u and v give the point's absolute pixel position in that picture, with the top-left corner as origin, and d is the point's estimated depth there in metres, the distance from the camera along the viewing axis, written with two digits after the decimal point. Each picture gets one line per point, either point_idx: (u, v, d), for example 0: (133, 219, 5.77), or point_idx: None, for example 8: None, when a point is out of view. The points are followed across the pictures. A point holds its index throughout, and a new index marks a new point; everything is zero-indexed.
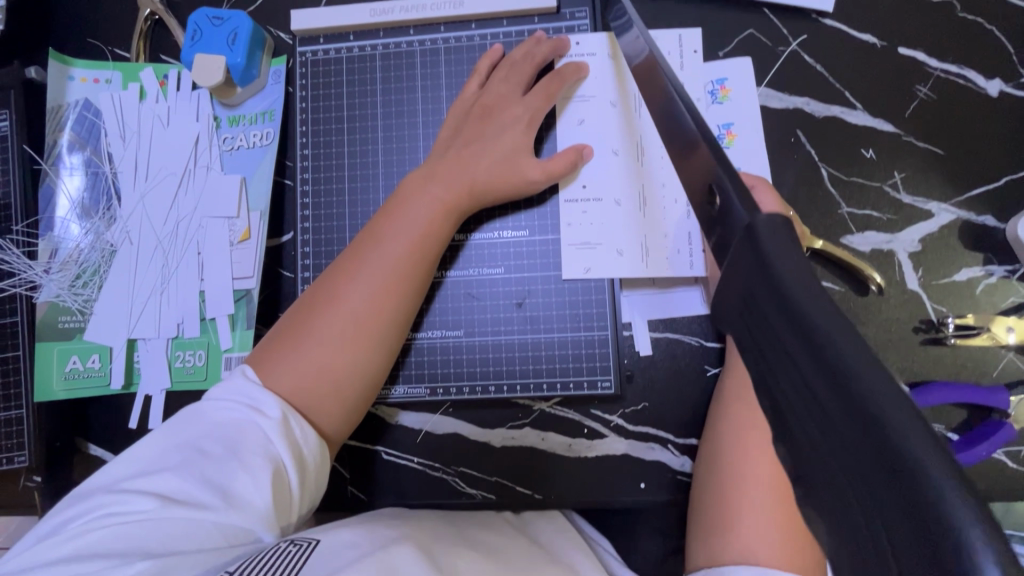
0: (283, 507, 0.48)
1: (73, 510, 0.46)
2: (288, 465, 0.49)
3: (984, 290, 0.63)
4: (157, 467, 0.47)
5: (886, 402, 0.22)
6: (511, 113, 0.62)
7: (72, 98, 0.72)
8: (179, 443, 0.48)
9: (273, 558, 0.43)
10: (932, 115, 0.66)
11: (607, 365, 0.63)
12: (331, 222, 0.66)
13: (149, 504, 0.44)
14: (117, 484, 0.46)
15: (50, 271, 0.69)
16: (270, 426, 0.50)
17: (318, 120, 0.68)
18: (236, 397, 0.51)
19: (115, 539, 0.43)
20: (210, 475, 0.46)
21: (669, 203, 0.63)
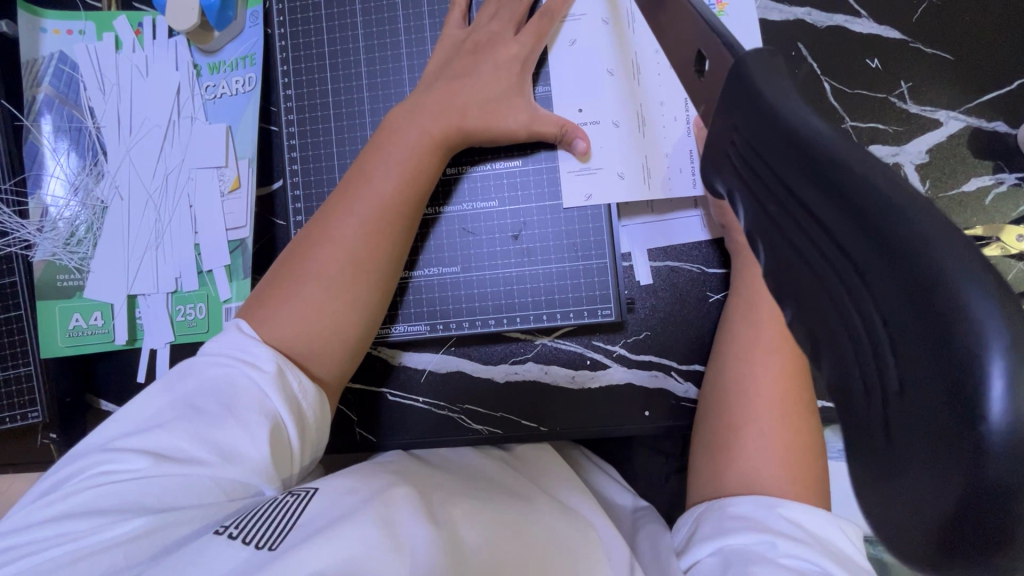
0: (282, 459, 0.49)
1: (72, 467, 0.47)
2: (286, 418, 0.50)
3: (994, 200, 0.61)
4: (151, 425, 0.47)
5: (925, 230, 0.18)
6: (504, 52, 0.59)
7: (46, 52, 0.70)
8: (172, 399, 0.48)
9: (271, 512, 0.44)
10: (943, 17, 0.62)
11: (607, 294, 0.62)
12: (320, 162, 0.65)
13: (143, 463, 0.45)
14: (112, 442, 0.47)
15: (43, 230, 0.69)
16: (264, 380, 0.49)
17: (299, 58, 0.66)
18: (230, 352, 0.51)
19: (110, 497, 0.44)
20: (203, 430, 0.46)
21: (668, 121, 0.61)
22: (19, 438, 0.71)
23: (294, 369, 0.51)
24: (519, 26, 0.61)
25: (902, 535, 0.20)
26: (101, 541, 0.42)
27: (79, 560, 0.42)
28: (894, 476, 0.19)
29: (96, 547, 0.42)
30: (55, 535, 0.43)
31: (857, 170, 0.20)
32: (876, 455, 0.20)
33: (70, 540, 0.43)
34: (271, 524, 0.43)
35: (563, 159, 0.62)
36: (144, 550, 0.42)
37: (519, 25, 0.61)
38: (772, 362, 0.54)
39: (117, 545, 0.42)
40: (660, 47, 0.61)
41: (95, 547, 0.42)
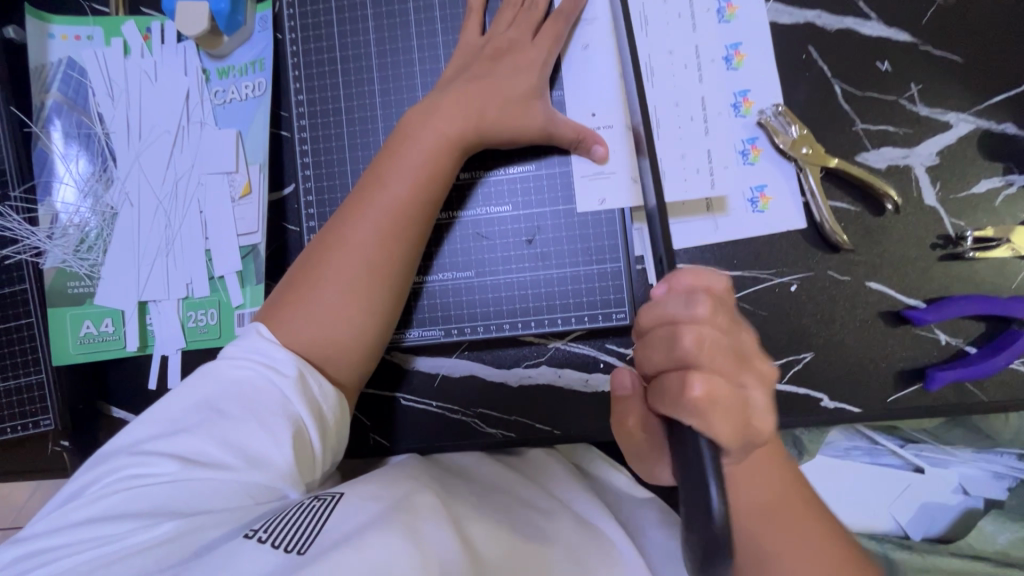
0: (306, 464, 0.49)
1: (99, 470, 0.47)
2: (307, 422, 0.50)
3: (1004, 201, 0.62)
4: (177, 429, 0.48)
5: None
6: (522, 57, 0.60)
7: (54, 57, 0.69)
8: (197, 403, 0.49)
9: (300, 516, 0.44)
10: (952, 20, 0.62)
11: (621, 298, 0.62)
12: (332, 168, 0.65)
13: (170, 467, 0.46)
14: (138, 446, 0.48)
15: (52, 237, 0.69)
16: (286, 384, 0.50)
17: (311, 63, 0.66)
18: (252, 356, 0.51)
19: (140, 500, 0.45)
20: (229, 435, 0.47)
21: None
22: (28, 446, 0.71)
23: (314, 372, 0.52)
24: (535, 32, 0.61)
25: None
26: (131, 545, 0.43)
27: (110, 565, 0.42)
28: None
29: (126, 551, 0.43)
30: (85, 540, 0.43)
31: None
32: None
33: (101, 545, 0.43)
34: (300, 528, 0.43)
35: (577, 163, 0.62)
36: (174, 554, 0.42)
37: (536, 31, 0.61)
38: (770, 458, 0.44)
39: (147, 548, 0.43)
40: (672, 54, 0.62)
41: (126, 551, 0.43)
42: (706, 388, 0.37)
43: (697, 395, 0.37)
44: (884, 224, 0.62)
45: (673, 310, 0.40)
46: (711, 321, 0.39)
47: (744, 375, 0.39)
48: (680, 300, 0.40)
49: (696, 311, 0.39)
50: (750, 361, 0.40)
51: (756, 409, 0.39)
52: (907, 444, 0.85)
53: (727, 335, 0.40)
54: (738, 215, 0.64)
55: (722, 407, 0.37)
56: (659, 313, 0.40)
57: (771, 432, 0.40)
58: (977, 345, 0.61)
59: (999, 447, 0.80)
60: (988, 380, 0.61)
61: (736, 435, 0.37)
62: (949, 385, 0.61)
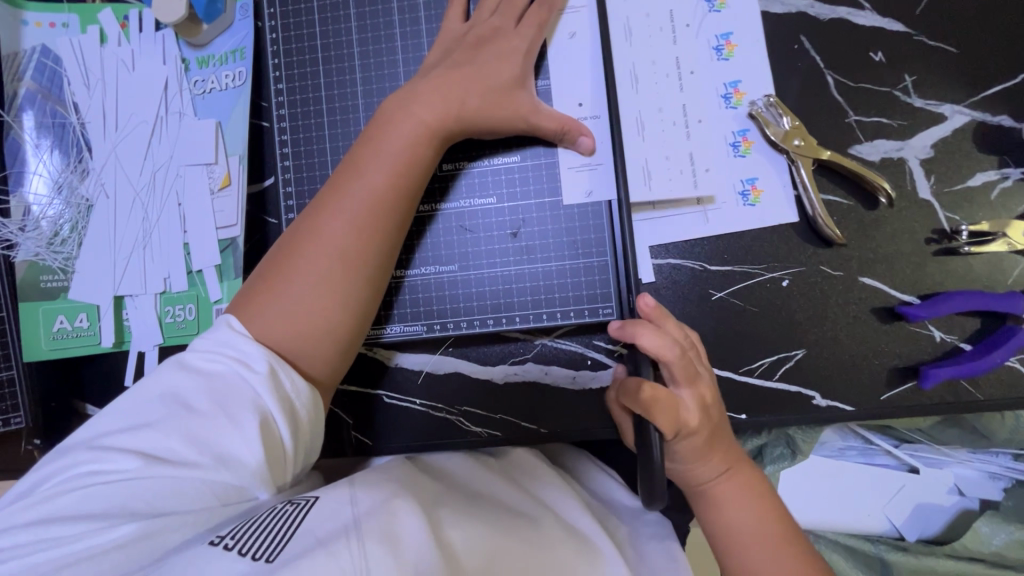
0: (276, 463, 0.47)
1: (57, 464, 0.46)
2: (278, 419, 0.48)
3: (999, 195, 0.60)
4: (142, 424, 0.46)
5: None
6: (506, 45, 0.58)
7: (28, 45, 0.67)
8: (163, 397, 0.47)
9: (269, 522, 0.43)
10: (947, 10, 0.61)
11: (608, 292, 0.60)
12: (313, 158, 0.63)
13: (132, 464, 0.44)
14: (99, 440, 0.46)
15: (25, 230, 0.67)
16: (257, 381, 0.48)
17: (292, 52, 0.64)
18: (223, 350, 0.49)
19: (98, 499, 0.43)
20: (195, 431, 0.45)
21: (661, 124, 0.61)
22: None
23: (286, 367, 0.50)
24: (518, 18, 0.60)
25: None
26: (90, 546, 0.42)
27: (67, 566, 0.42)
28: None
29: (85, 553, 0.42)
30: (41, 539, 0.42)
31: None
32: None
33: (57, 545, 0.42)
34: (267, 534, 0.42)
35: (564, 154, 0.61)
36: (135, 558, 0.43)
37: (519, 17, 0.60)
38: (737, 484, 0.53)
39: (106, 551, 0.42)
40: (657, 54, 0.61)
41: (84, 552, 0.42)
42: (653, 391, 0.47)
43: (647, 395, 0.47)
44: (877, 218, 0.61)
45: (643, 338, 0.50)
46: (676, 358, 0.50)
47: (685, 388, 0.50)
48: (654, 336, 0.50)
49: (660, 339, 0.50)
50: (696, 385, 0.51)
51: (687, 413, 0.49)
52: (902, 444, 0.83)
53: (687, 362, 0.50)
54: (728, 208, 0.62)
55: (665, 406, 0.47)
56: (629, 335, 0.50)
57: (703, 427, 0.50)
58: (972, 342, 0.60)
59: (995, 447, 0.79)
60: (984, 378, 0.60)
61: (672, 427, 0.48)
62: (943, 383, 0.60)
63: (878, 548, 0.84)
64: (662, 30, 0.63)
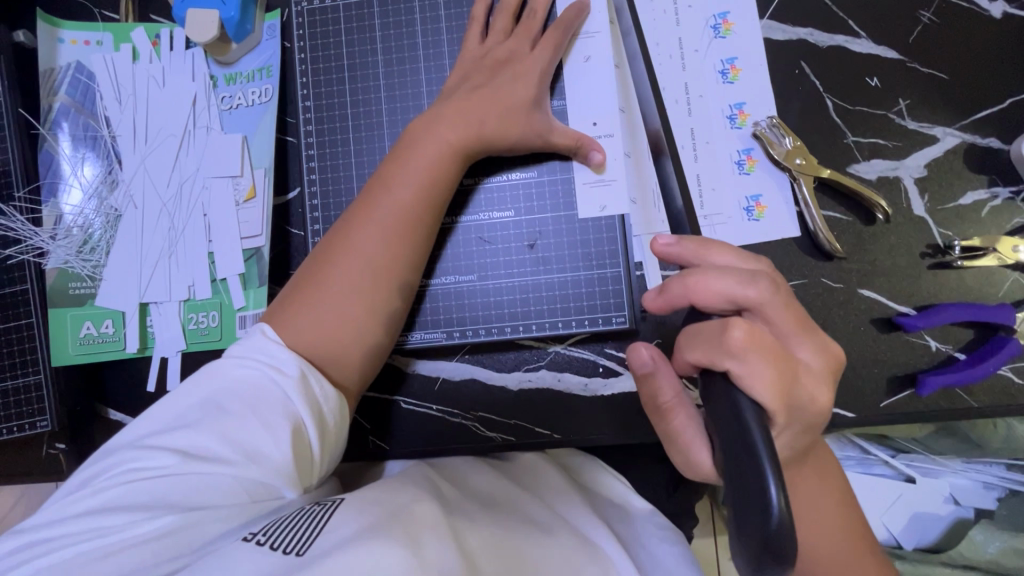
0: (303, 463, 0.50)
1: (101, 464, 0.49)
2: (307, 423, 0.51)
3: (989, 212, 0.64)
4: (180, 424, 0.50)
5: None
6: (523, 67, 0.61)
7: (63, 61, 0.70)
8: (199, 399, 0.51)
9: (300, 521, 0.45)
10: (937, 39, 0.65)
11: (621, 301, 0.63)
12: (338, 172, 0.66)
13: (171, 460, 0.47)
14: (142, 440, 0.49)
15: (56, 238, 0.69)
16: (287, 384, 0.51)
17: (318, 71, 0.67)
18: (255, 356, 0.53)
19: (140, 493, 0.46)
20: (229, 432, 0.48)
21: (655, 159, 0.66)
22: (22, 448, 0.70)
23: (315, 373, 0.53)
24: (535, 41, 0.63)
25: None
26: (132, 537, 0.44)
27: (108, 555, 0.44)
28: None
29: (127, 542, 0.44)
30: (86, 530, 0.45)
31: None
32: None
33: (101, 534, 0.44)
34: (297, 531, 0.44)
35: (579, 171, 0.64)
36: (173, 548, 0.44)
37: (535, 41, 0.63)
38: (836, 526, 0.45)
39: (147, 541, 0.44)
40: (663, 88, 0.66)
41: (127, 542, 0.44)
42: (747, 332, 0.38)
43: (737, 340, 0.38)
44: (875, 233, 0.64)
45: (715, 282, 0.41)
46: (768, 301, 0.40)
47: (800, 339, 0.41)
48: (729, 279, 0.40)
49: (737, 280, 0.40)
50: (816, 335, 0.42)
51: (806, 374, 0.40)
52: (898, 453, 0.87)
53: (786, 301, 0.41)
54: (733, 222, 0.65)
55: (769, 358, 0.38)
56: (695, 283, 0.41)
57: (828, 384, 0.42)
58: (967, 351, 0.63)
59: (988, 455, 0.82)
60: (978, 386, 0.62)
61: (783, 391, 0.38)
62: (940, 391, 0.63)
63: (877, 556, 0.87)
64: (672, 56, 0.67)
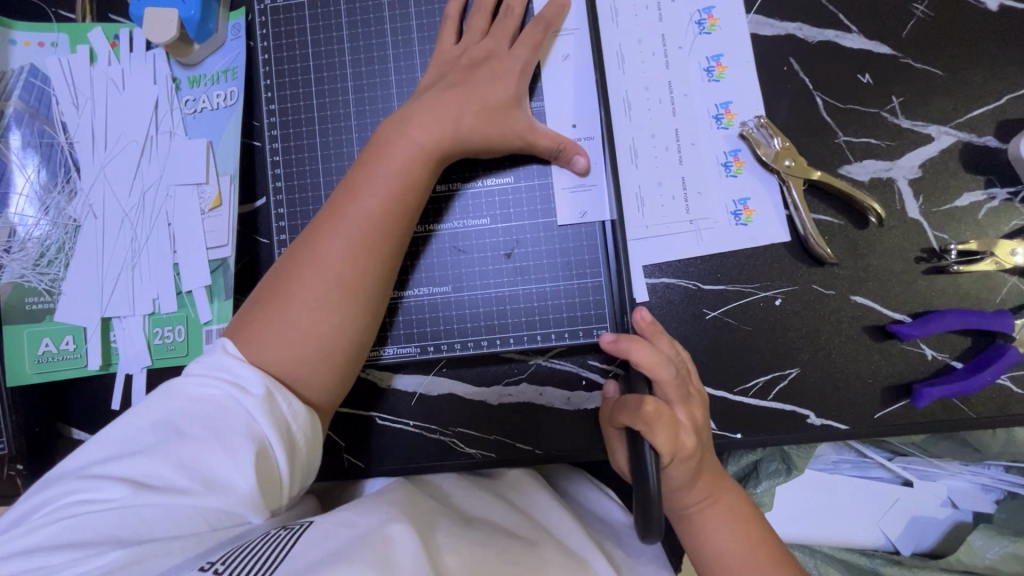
0: (269, 488, 0.48)
1: (45, 493, 0.46)
2: (274, 445, 0.49)
3: (987, 214, 0.61)
4: (132, 450, 0.47)
5: None
6: (497, 67, 0.58)
7: (16, 64, 0.67)
8: (155, 422, 0.48)
9: (262, 548, 0.44)
10: (931, 33, 0.62)
11: (603, 313, 0.60)
12: (305, 179, 0.63)
13: (121, 492, 0.45)
14: (88, 469, 0.46)
15: (11, 251, 0.66)
16: (252, 403, 0.49)
17: (284, 73, 0.64)
18: (216, 374, 0.50)
19: (86, 527, 0.44)
20: (187, 457, 0.46)
21: (649, 156, 0.63)
22: None
23: (283, 391, 0.51)
24: (511, 39, 0.60)
25: None
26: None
27: None
28: None
29: None
30: (29, 568, 0.42)
31: None
32: None
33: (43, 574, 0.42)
34: (258, 560, 0.43)
35: (559, 175, 0.61)
36: None
37: (512, 39, 0.60)
38: (725, 510, 0.56)
39: None
40: (649, 82, 0.64)
41: None
42: (656, 407, 0.49)
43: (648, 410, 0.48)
44: (868, 237, 0.61)
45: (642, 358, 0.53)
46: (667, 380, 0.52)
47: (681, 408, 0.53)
48: (650, 354, 0.53)
49: (654, 359, 0.52)
50: (689, 406, 0.54)
51: (684, 435, 0.51)
52: (896, 456, 0.84)
53: (679, 383, 0.54)
54: (720, 227, 0.63)
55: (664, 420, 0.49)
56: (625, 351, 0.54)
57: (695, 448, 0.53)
58: (964, 359, 0.60)
59: (988, 460, 0.79)
60: (974, 396, 0.60)
61: (671, 448, 0.49)
62: (935, 400, 0.60)
63: (874, 561, 0.82)
64: (654, 53, 0.64)
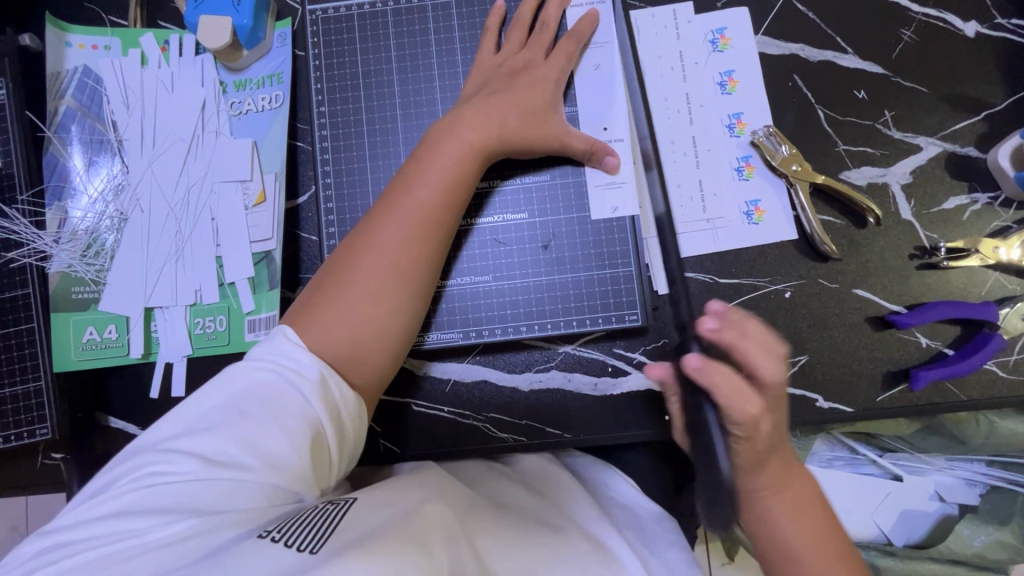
0: (320, 468, 0.51)
1: (124, 466, 0.48)
2: (326, 429, 0.51)
3: (970, 216, 0.68)
4: (199, 428, 0.49)
5: None
6: (536, 74, 0.64)
7: (70, 65, 0.70)
8: (221, 403, 0.50)
9: (315, 520, 0.45)
10: (918, 55, 0.70)
11: (634, 300, 0.66)
12: (352, 175, 0.67)
13: (192, 466, 0.46)
14: (165, 443, 0.49)
15: (60, 241, 0.68)
16: (307, 388, 0.51)
17: (333, 77, 0.68)
18: (274, 360, 0.52)
19: (162, 498, 0.46)
20: (248, 436, 0.48)
21: (673, 159, 0.69)
22: (17, 457, 0.69)
23: (335, 376, 0.53)
24: (547, 50, 0.66)
25: None
26: (152, 541, 0.43)
27: (130, 558, 0.43)
28: None
29: (148, 546, 0.43)
30: (110, 532, 0.44)
31: None
32: None
33: (124, 538, 0.44)
34: (312, 529, 0.44)
35: (591, 174, 0.67)
36: (192, 552, 0.43)
37: (547, 50, 0.66)
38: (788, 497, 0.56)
39: (167, 545, 0.43)
40: (668, 95, 0.70)
41: (148, 546, 0.43)
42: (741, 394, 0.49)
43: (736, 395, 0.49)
44: (867, 236, 0.68)
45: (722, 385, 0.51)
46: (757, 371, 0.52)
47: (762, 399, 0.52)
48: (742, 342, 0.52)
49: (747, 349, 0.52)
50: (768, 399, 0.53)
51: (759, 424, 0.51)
52: (886, 453, 0.86)
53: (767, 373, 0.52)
54: (734, 225, 0.68)
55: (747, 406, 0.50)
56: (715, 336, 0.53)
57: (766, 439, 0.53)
58: (955, 347, 0.66)
59: (971, 454, 0.82)
60: (964, 381, 0.66)
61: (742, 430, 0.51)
62: (931, 385, 0.66)
63: (869, 553, 0.88)
64: (672, 68, 0.70)
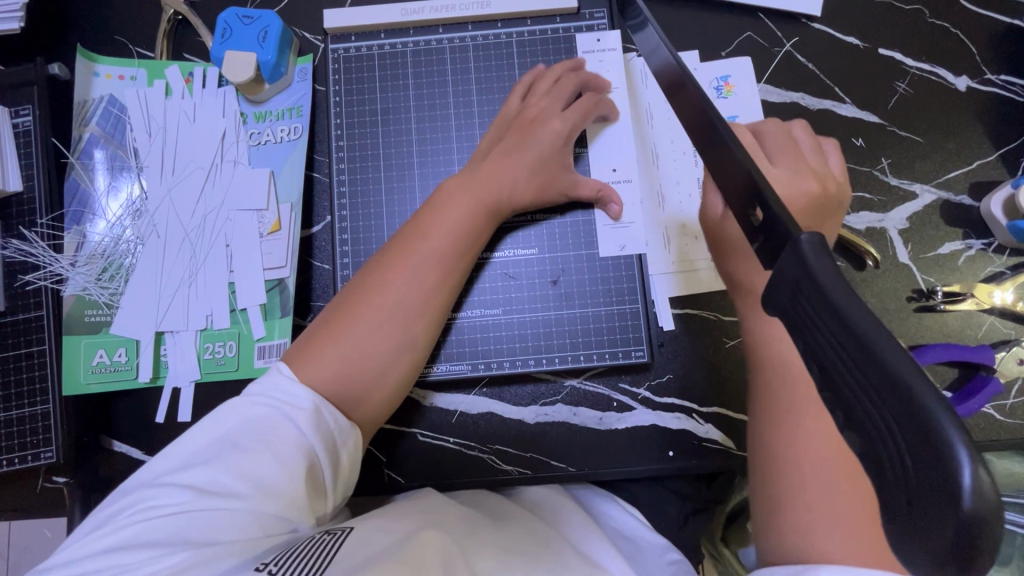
0: (316, 497, 0.51)
1: (121, 502, 0.48)
2: (322, 459, 0.51)
3: (966, 261, 0.70)
4: (194, 461, 0.49)
5: (901, 366, 0.24)
6: (551, 126, 0.65)
7: (96, 94, 0.73)
8: (214, 435, 0.50)
9: (310, 551, 0.45)
10: (912, 106, 0.73)
11: (640, 336, 0.68)
12: (368, 209, 0.70)
13: (186, 497, 0.46)
14: (159, 478, 0.48)
15: (76, 264, 0.69)
16: (301, 419, 0.51)
17: (353, 115, 0.72)
18: (271, 392, 0.52)
19: (157, 530, 0.45)
20: (242, 466, 0.48)
21: (683, 200, 0.70)
22: (21, 480, 0.69)
23: (328, 406, 0.53)
24: (567, 104, 0.67)
25: (919, 558, 0.23)
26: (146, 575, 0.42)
27: None
28: (914, 520, 0.23)
29: None
30: (104, 568, 0.43)
31: (842, 308, 0.26)
32: (901, 511, 0.23)
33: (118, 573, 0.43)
34: (308, 560, 0.43)
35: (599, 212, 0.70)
36: None
37: (566, 105, 0.68)
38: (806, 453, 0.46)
39: None
40: (677, 138, 0.71)
41: None
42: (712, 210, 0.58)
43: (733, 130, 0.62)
44: (866, 277, 0.70)
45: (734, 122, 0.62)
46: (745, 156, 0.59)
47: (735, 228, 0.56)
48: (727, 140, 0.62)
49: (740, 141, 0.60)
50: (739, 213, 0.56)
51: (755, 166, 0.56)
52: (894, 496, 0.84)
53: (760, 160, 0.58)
54: None
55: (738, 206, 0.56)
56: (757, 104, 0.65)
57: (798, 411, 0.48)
58: (953, 389, 0.68)
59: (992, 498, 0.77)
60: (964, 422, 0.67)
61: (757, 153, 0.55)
62: None
63: None
64: None
